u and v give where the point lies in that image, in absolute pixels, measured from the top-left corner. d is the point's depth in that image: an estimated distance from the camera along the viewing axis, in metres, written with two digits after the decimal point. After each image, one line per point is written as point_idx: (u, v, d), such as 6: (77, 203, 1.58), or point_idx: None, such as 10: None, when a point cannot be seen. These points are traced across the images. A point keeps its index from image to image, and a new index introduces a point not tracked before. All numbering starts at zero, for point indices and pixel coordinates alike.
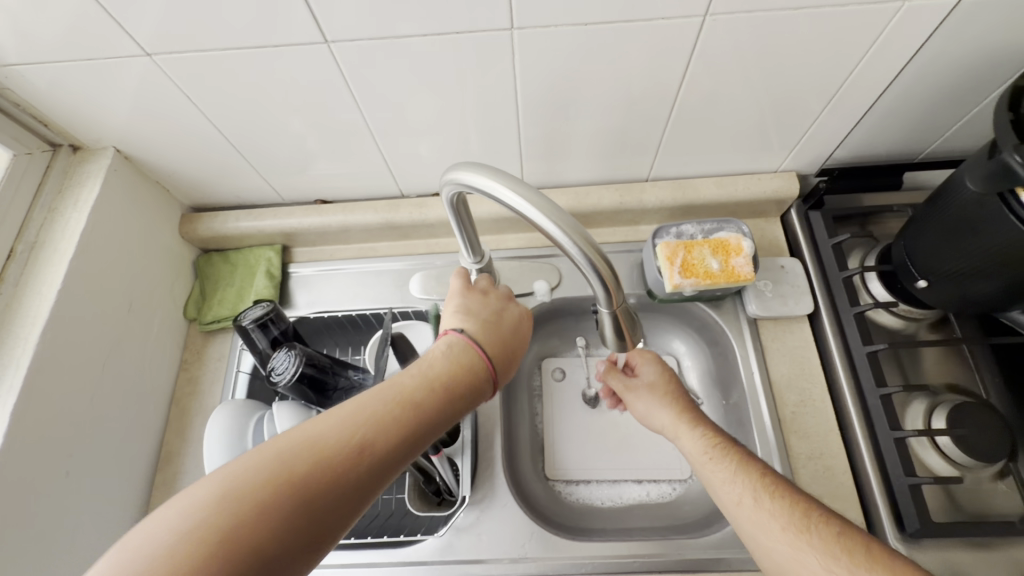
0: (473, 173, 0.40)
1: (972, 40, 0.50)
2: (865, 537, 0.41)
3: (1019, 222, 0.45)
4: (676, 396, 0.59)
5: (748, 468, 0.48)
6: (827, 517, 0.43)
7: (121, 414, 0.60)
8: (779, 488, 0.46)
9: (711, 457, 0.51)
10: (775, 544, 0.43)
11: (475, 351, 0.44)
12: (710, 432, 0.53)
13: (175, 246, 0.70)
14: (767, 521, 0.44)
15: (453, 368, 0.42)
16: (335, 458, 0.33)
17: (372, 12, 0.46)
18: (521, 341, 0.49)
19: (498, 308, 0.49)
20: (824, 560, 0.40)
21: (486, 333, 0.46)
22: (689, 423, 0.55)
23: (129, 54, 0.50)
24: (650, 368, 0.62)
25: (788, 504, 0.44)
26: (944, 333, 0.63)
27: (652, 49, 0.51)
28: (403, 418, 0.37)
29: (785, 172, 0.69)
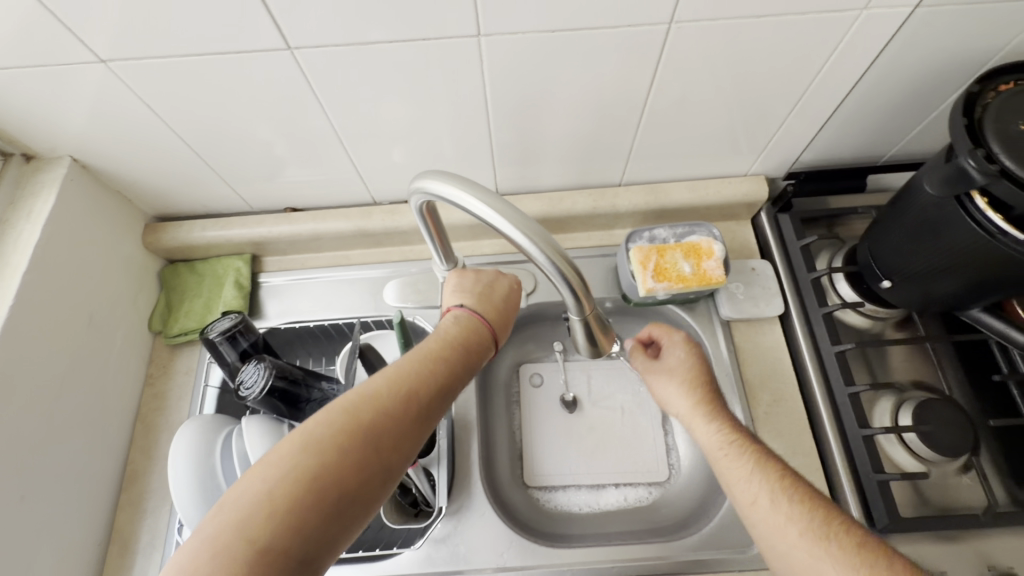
0: (439, 182, 0.40)
1: (929, 48, 0.52)
2: (886, 550, 0.40)
3: (976, 224, 0.47)
4: (699, 384, 0.54)
5: (768, 468, 0.46)
6: (848, 526, 0.42)
7: (82, 433, 0.58)
8: (798, 492, 0.44)
9: (727, 453, 0.48)
10: (791, 548, 0.42)
11: (481, 318, 0.49)
12: (730, 426, 0.50)
13: (139, 257, 0.68)
14: (784, 525, 0.42)
15: (466, 329, 0.47)
16: (390, 406, 0.39)
17: (337, 18, 0.46)
18: (516, 306, 0.54)
19: (489, 279, 0.53)
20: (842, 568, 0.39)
21: (485, 306, 0.50)
22: (705, 414, 0.52)
23: (83, 62, 0.48)
24: (678, 353, 0.57)
25: (807, 509, 0.43)
26: (909, 330, 0.65)
27: (620, 55, 0.51)
28: (437, 370, 0.43)
29: (754, 175, 0.70)
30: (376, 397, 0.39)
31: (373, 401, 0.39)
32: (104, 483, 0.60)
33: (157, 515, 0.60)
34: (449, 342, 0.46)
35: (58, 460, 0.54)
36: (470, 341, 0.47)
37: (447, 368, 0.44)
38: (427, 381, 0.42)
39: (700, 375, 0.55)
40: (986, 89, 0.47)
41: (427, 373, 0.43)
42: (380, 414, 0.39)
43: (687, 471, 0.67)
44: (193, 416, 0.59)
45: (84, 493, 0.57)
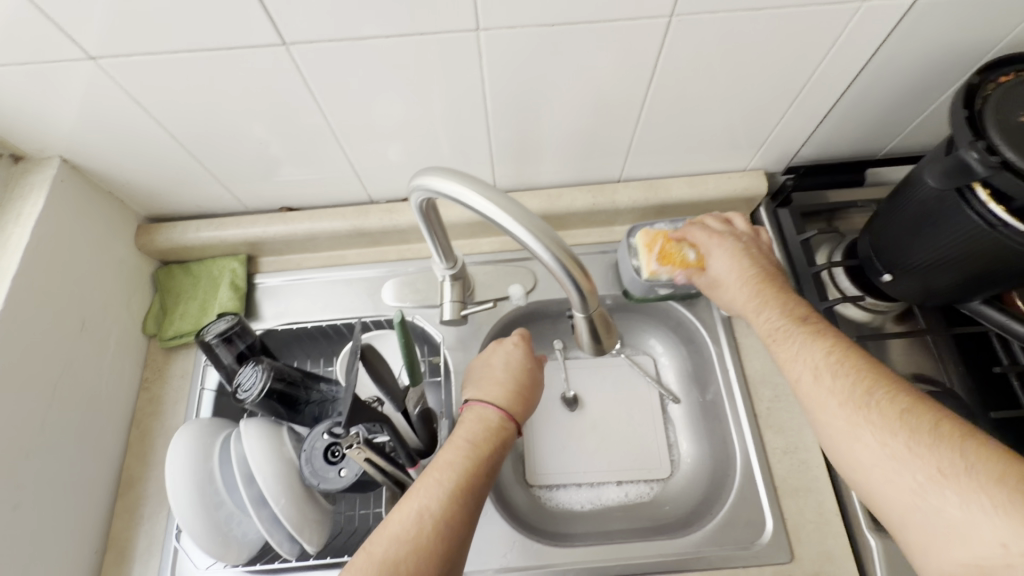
0: (439, 178, 0.39)
1: (929, 40, 0.51)
2: (936, 412, 0.40)
3: (977, 216, 0.47)
4: (749, 272, 0.56)
5: (821, 344, 0.48)
6: (893, 393, 0.42)
7: (77, 438, 0.57)
8: (848, 363, 0.45)
9: (776, 338, 0.50)
10: (832, 418, 0.43)
11: (492, 407, 0.53)
12: (784, 311, 0.52)
13: (132, 259, 0.67)
14: (825, 398, 0.44)
15: (481, 426, 0.51)
16: (426, 535, 0.42)
17: (331, 10, 0.45)
18: (526, 371, 0.56)
19: (487, 358, 0.58)
20: (879, 434, 0.40)
21: (492, 391, 0.54)
22: (758, 300, 0.54)
23: (73, 59, 0.47)
24: (720, 258, 0.58)
25: (852, 381, 0.44)
26: (909, 325, 0.65)
27: (619, 49, 0.51)
28: (464, 481, 0.46)
29: (753, 170, 0.70)
30: (411, 535, 0.42)
31: (408, 539, 0.42)
32: (100, 489, 0.59)
33: (155, 521, 0.59)
34: (467, 441, 0.49)
35: (52, 467, 0.53)
36: (488, 431, 0.51)
37: (475, 468, 0.47)
38: (456, 491, 0.45)
39: (751, 271, 0.56)
40: (985, 80, 0.47)
41: (454, 482, 0.46)
42: (419, 547, 0.41)
43: (689, 466, 0.67)
44: (190, 420, 0.58)
45: (79, 500, 0.56)
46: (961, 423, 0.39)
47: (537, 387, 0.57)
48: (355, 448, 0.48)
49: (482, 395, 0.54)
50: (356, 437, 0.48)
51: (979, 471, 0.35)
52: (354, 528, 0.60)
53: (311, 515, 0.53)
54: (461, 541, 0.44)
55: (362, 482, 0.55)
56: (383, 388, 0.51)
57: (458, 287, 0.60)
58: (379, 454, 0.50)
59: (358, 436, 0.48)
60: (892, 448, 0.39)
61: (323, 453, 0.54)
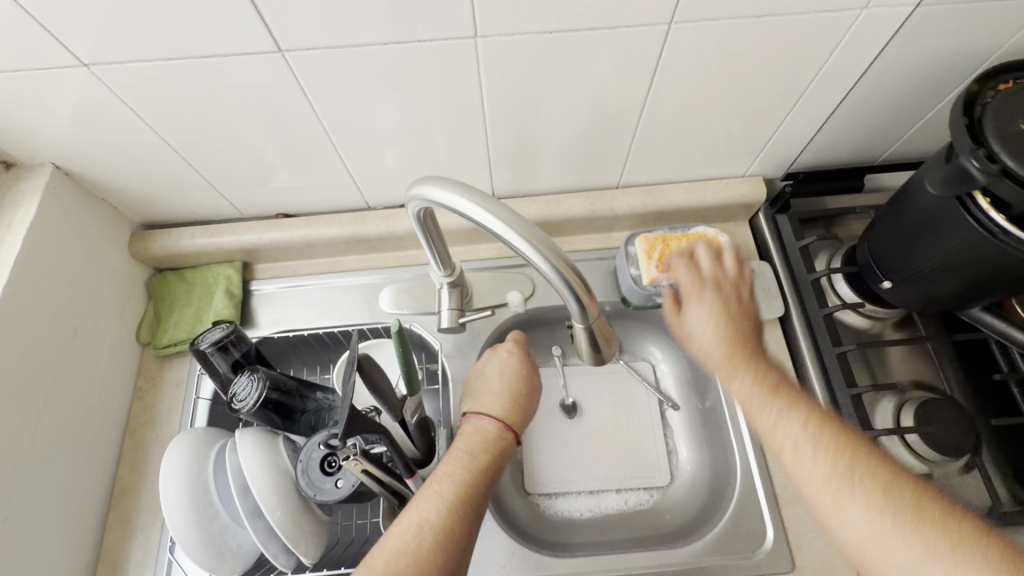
0: (437, 189, 0.39)
1: (927, 47, 0.51)
2: (928, 498, 0.35)
3: (977, 224, 0.46)
4: (729, 328, 0.46)
5: (803, 412, 0.41)
6: (885, 474, 0.36)
7: (68, 450, 0.56)
8: (835, 438, 0.39)
9: (752, 405, 0.42)
10: (820, 497, 0.37)
11: (489, 417, 0.52)
12: (762, 377, 0.43)
13: (125, 266, 0.66)
14: (812, 473, 0.37)
15: (479, 437, 0.50)
16: (426, 549, 0.42)
17: (328, 17, 0.44)
18: (523, 379, 0.55)
19: (484, 368, 0.56)
20: (874, 518, 0.34)
21: (488, 402, 0.53)
22: (738, 363, 0.44)
23: (65, 65, 0.46)
24: (699, 308, 0.47)
25: (838, 455, 0.37)
26: (908, 331, 0.65)
27: (618, 56, 0.51)
28: (462, 493, 0.46)
29: (752, 177, 0.70)
30: (411, 550, 0.42)
31: (407, 554, 0.42)
32: (92, 501, 0.58)
33: (148, 532, 0.58)
34: (466, 452, 0.49)
35: (42, 479, 0.53)
36: (487, 442, 0.50)
37: (473, 479, 0.47)
38: (455, 503, 0.45)
39: (732, 331, 0.46)
40: (985, 88, 0.47)
41: (454, 492, 0.46)
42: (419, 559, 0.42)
43: (689, 473, 0.66)
44: (185, 430, 0.57)
45: (70, 512, 0.55)
46: (953, 509, 0.34)
47: (535, 396, 0.55)
48: (352, 459, 0.47)
49: (479, 406, 0.53)
50: (353, 448, 0.47)
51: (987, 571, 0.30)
52: (351, 539, 0.60)
53: (307, 526, 0.52)
54: (462, 550, 0.44)
55: (360, 494, 0.54)
56: (380, 398, 0.50)
57: (456, 294, 0.59)
58: (377, 465, 0.49)
59: (355, 447, 0.47)
60: (891, 540, 0.33)
61: (320, 464, 0.53)
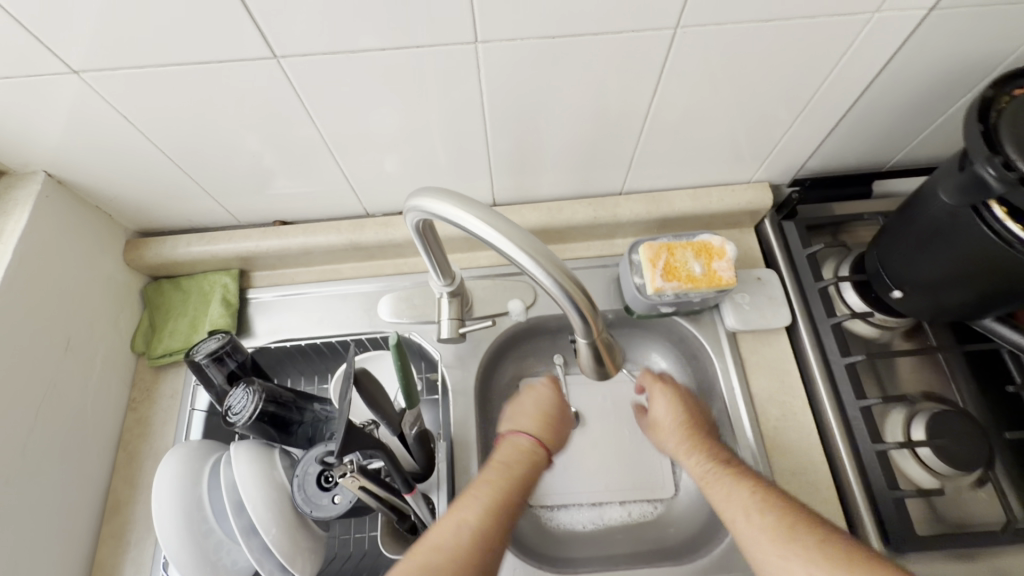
0: (436, 200, 0.37)
1: (939, 52, 0.50)
2: (852, 543, 0.40)
3: (993, 234, 0.45)
4: (689, 420, 0.56)
5: (747, 485, 0.47)
6: (813, 526, 0.42)
7: (60, 464, 0.54)
8: (773, 501, 0.44)
9: (708, 482, 0.49)
10: (766, 554, 0.41)
11: (524, 435, 0.51)
12: (709, 453, 0.52)
13: (120, 275, 0.65)
14: (756, 534, 0.43)
15: (514, 452, 0.50)
16: (460, 555, 0.41)
17: (324, 23, 0.43)
18: (558, 407, 0.54)
19: (520, 394, 0.56)
20: (807, 566, 0.39)
21: (522, 421, 0.52)
22: (693, 447, 0.53)
23: (54, 72, 0.45)
24: (659, 401, 0.58)
25: (776, 515, 0.43)
26: (918, 341, 0.64)
27: (622, 61, 0.49)
28: (495, 504, 0.45)
29: (758, 183, 0.68)
30: (444, 553, 0.41)
31: (441, 557, 0.40)
32: (84, 515, 0.56)
33: (142, 547, 0.57)
34: (501, 466, 0.48)
35: (33, 494, 0.51)
36: (521, 457, 0.49)
37: (508, 491, 0.46)
38: (489, 513, 0.44)
39: (685, 418, 0.56)
40: (1000, 93, 0.46)
41: (489, 502, 0.45)
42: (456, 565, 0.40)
43: (693, 485, 0.65)
44: (179, 443, 0.56)
45: (61, 528, 0.54)
46: (874, 552, 0.39)
47: (571, 422, 0.54)
48: (349, 477, 0.45)
49: (514, 424, 0.52)
50: (349, 465, 0.46)
51: None
52: (349, 553, 0.59)
53: (304, 543, 0.51)
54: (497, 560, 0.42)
55: (358, 509, 0.52)
56: (378, 412, 0.49)
57: (456, 303, 0.58)
58: (373, 481, 0.48)
59: (352, 464, 0.46)
60: None
61: (317, 479, 0.52)
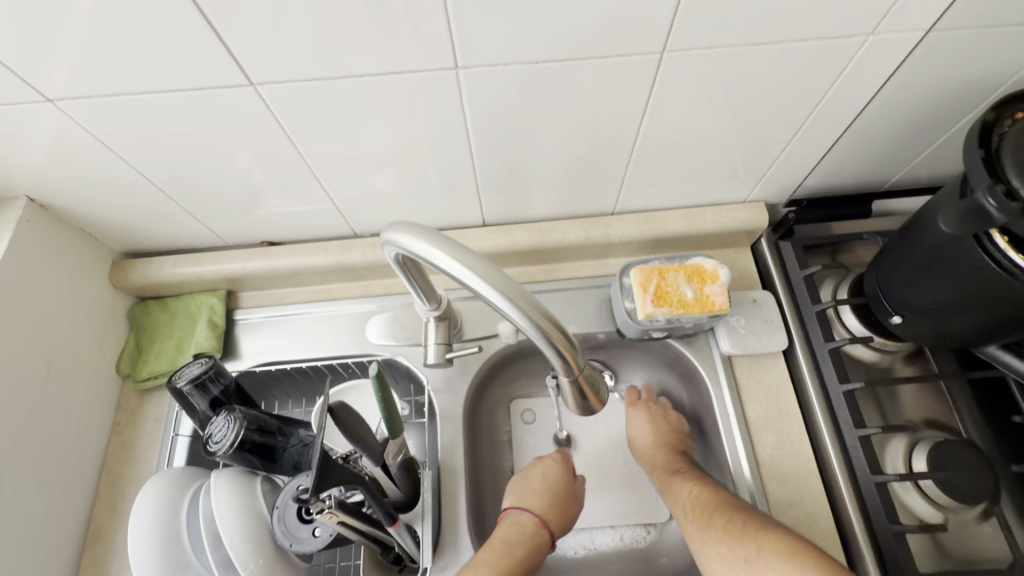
0: (408, 236, 0.37)
1: (938, 73, 0.49)
2: (750, 518, 0.48)
3: (996, 263, 0.43)
4: (660, 432, 0.62)
5: (685, 485, 0.55)
6: (726, 511, 0.50)
7: (40, 494, 0.54)
8: (701, 495, 0.53)
9: (663, 483, 0.57)
10: (696, 547, 0.50)
11: (528, 514, 0.54)
12: (666, 459, 0.59)
13: (105, 297, 0.64)
14: (690, 531, 0.51)
15: (517, 533, 0.52)
16: None
17: (302, 51, 0.42)
18: (563, 488, 0.57)
19: (528, 469, 0.59)
20: (720, 551, 0.48)
21: (527, 497, 0.55)
22: (654, 454, 0.60)
23: (30, 102, 0.44)
24: (637, 421, 0.64)
25: (700, 506, 0.52)
26: (919, 365, 0.62)
27: (610, 84, 0.48)
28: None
29: (754, 202, 0.67)
30: None
31: None
32: (63, 545, 0.55)
33: None
34: (503, 543, 0.51)
35: (10, 526, 0.51)
36: (523, 537, 0.52)
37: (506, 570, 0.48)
38: None
39: (656, 434, 0.61)
40: (1002, 115, 0.44)
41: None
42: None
43: None
44: (161, 471, 0.55)
45: (39, 558, 0.53)
46: (766, 522, 0.47)
47: (574, 504, 0.57)
48: (326, 513, 0.44)
49: (520, 501, 0.55)
50: (327, 500, 0.44)
51: (771, 563, 0.44)
52: None
53: None
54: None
55: (341, 539, 0.51)
56: (358, 444, 0.48)
57: (443, 328, 0.57)
58: (352, 515, 0.46)
59: (331, 499, 0.44)
60: (727, 562, 0.47)
61: (297, 511, 0.51)
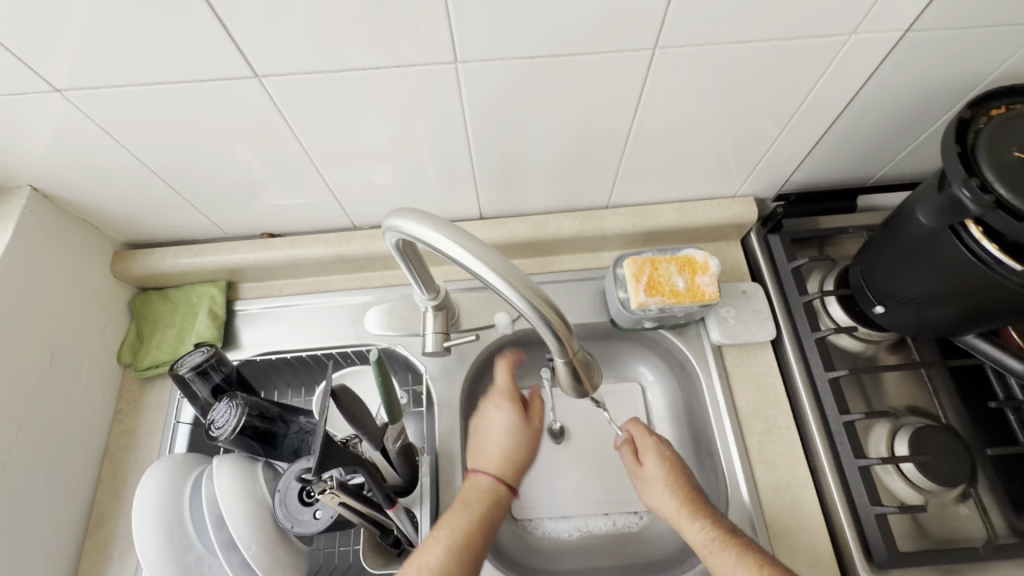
0: (411, 221, 0.38)
1: (918, 71, 0.51)
2: None
3: (971, 253, 0.45)
4: (686, 484, 0.55)
5: (751, 562, 0.47)
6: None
7: (43, 478, 0.54)
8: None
9: (714, 553, 0.49)
10: None
11: (481, 475, 0.53)
12: (714, 520, 0.51)
13: (106, 287, 0.65)
14: None
15: (475, 494, 0.52)
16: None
17: (306, 42, 0.44)
18: (512, 432, 0.54)
19: (478, 421, 0.57)
20: None
21: (480, 458, 0.54)
22: (689, 513, 0.52)
23: (38, 92, 0.45)
24: (652, 458, 0.57)
25: None
26: (902, 354, 0.64)
27: (604, 79, 0.50)
28: (454, 547, 0.48)
29: (744, 197, 0.69)
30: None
31: None
32: (67, 529, 0.56)
33: (125, 562, 0.57)
34: (461, 505, 0.51)
35: (15, 510, 0.51)
36: (481, 495, 0.52)
37: (465, 532, 0.49)
38: (451, 555, 0.48)
39: (682, 480, 0.55)
40: (977, 114, 0.46)
41: (449, 543, 0.48)
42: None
43: None
44: (163, 456, 0.56)
45: (43, 542, 0.54)
46: None
47: (530, 446, 0.55)
48: (328, 494, 0.45)
49: (474, 462, 0.55)
50: (329, 482, 0.46)
51: None
52: (334, 565, 0.60)
53: (284, 559, 0.51)
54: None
55: (341, 522, 0.53)
56: (359, 427, 0.49)
57: (441, 317, 0.58)
58: (353, 497, 0.48)
59: (332, 480, 0.45)
60: None
61: (298, 494, 0.52)
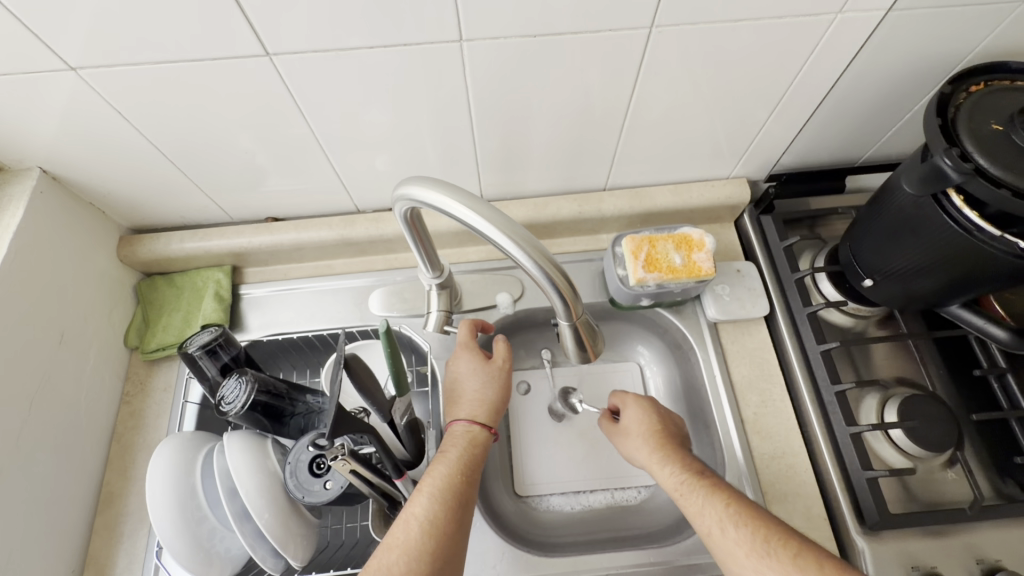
0: (422, 188, 0.40)
1: (900, 51, 0.53)
2: (819, 555, 0.44)
3: (955, 224, 0.47)
4: (661, 432, 0.58)
5: (719, 497, 0.50)
6: (785, 538, 0.45)
7: (54, 456, 0.55)
8: (747, 514, 0.48)
9: (682, 493, 0.52)
10: (743, 570, 0.45)
11: (456, 424, 0.56)
12: (684, 465, 0.54)
13: (113, 271, 0.66)
14: (735, 551, 0.46)
15: (456, 443, 0.54)
16: (416, 542, 0.46)
17: (316, 22, 0.45)
18: (478, 375, 0.58)
19: (450, 377, 0.60)
20: None
21: (455, 408, 0.57)
22: (661, 456, 0.55)
23: (53, 70, 0.47)
24: (631, 414, 0.61)
25: (752, 529, 0.46)
26: (890, 328, 0.66)
27: (603, 59, 0.51)
28: (439, 493, 0.49)
29: (736, 179, 0.71)
30: (400, 543, 0.46)
31: (398, 548, 0.46)
32: (78, 506, 0.57)
33: (134, 539, 0.58)
34: (446, 454, 0.53)
35: (28, 484, 0.52)
36: (457, 441, 0.54)
37: (450, 477, 0.51)
38: (439, 501, 0.49)
39: (657, 430, 0.58)
40: (957, 90, 0.49)
41: (435, 490, 0.50)
42: (407, 555, 0.45)
43: None
44: (172, 434, 0.56)
45: (54, 519, 0.54)
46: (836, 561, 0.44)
47: (498, 386, 0.58)
48: (340, 460, 0.46)
49: (451, 414, 0.58)
50: (341, 448, 0.46)
51: None
52: (341, 541, 0.61)
53: (296, 530, 0.52)
54: (450, 550, 0.47)
55: (349, 495, 0.54)
56: (369, 399, 0.50)
57: (445, 296, 0.59)
58: (364, 466, 0.49)
59: (343, 447, 0.47)
60: None
61: (308, 466, 0.53)
